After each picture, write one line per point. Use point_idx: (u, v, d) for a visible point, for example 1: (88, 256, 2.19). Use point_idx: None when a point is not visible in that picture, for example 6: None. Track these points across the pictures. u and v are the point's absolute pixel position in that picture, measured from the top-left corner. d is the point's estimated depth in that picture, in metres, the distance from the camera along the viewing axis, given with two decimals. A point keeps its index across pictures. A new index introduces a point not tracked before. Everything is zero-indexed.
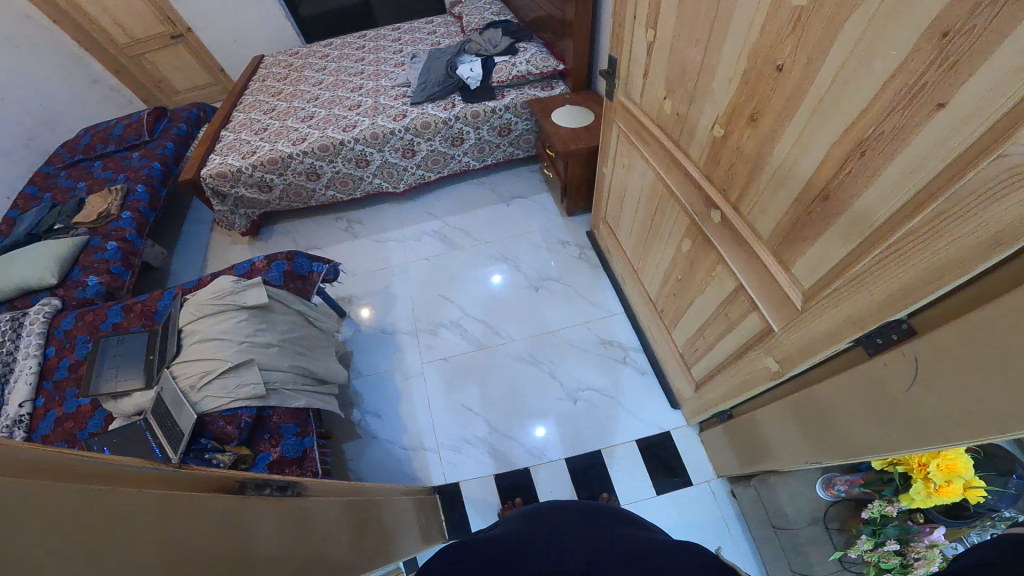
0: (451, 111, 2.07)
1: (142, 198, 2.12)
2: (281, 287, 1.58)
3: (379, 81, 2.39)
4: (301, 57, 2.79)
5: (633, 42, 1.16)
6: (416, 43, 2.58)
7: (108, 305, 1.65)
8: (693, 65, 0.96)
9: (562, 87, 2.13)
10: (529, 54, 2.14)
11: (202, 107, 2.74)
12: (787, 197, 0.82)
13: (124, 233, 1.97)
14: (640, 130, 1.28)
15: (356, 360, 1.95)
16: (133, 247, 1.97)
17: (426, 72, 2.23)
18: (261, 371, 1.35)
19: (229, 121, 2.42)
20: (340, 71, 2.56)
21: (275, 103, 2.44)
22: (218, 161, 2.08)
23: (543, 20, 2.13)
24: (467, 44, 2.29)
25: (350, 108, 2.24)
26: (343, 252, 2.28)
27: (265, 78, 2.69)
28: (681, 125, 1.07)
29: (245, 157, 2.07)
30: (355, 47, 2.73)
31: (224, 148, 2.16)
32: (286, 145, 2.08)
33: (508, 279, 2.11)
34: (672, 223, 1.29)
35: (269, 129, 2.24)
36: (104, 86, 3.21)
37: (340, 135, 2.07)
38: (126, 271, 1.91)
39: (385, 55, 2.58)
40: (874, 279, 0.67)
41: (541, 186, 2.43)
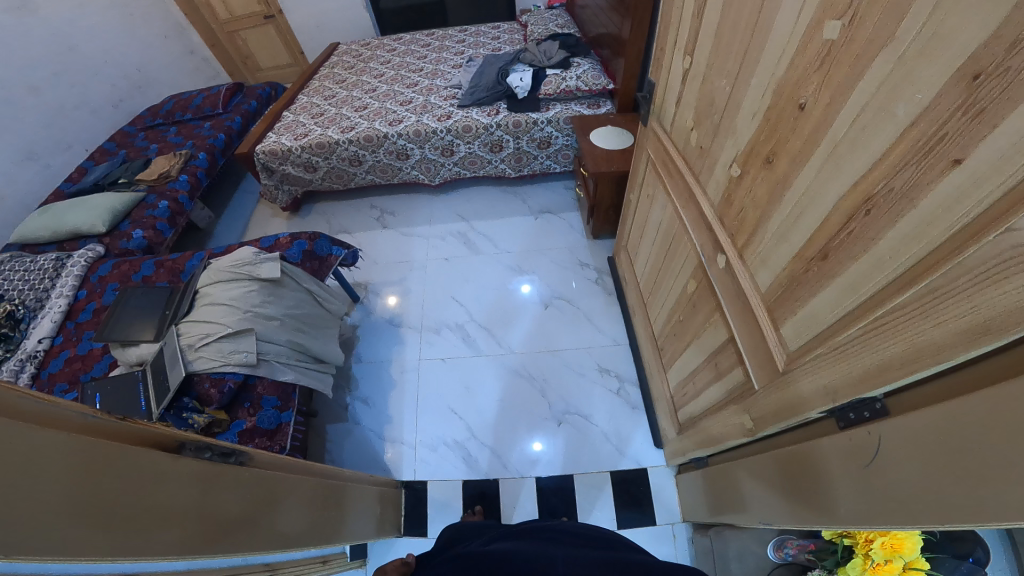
0: (493, 118, 2.08)
1: (201, 164, 2.30)
2: (298, 265, 1.68)
3: (435, 80, 2.45)
4: (370, 48, 2.90)
5: (671, 68, 1.10)
6: (478, 48, 2.62)
7: (143, 260, 1.86)
8: (718, 95, 0.90)
9: (609, 107, 2.09)
10: (582, 69, 2.12)
11: (275, 86, 2.91)
12: (788, 251, 0.77)
13: (177, 195, 2.16)
14: (666, 160, 1.23)
15: (358, 345, 2.03)
16: (180, 208, 2.15)
17: (478, 76, 2.27)
18: (257, 340, 1.46)
19: (293, 103, 2.55)
20: (402, 66, 2.64)
21: (337, 91, 2.55)
22: (272, 139, 2.20)
23: (604, 36, 2.10)
24: (524, 53, 2.30)
25: (401, 103, 2.31)
26: (370, 241, 2.34)
27: (333, 65, 2.83)
28: (702, 160, 1.02)
29: (297, 138, 2.18)
30: (421, 44, 2.80)
31: (280, 128, 2.28)
32: (335, 131, 2.17)
33: (538, 294, 2.07)
34: (682, 263, 1.25)
35: (325, 114, 2.35)
36: (198, 58, 3.47)
37: (386, 128, 2.14)
38: (170, 229, 2.07)
39: (447, 55, 2.63)
40: (854, 345, 0.62)
41: (572, 203, 2.38)
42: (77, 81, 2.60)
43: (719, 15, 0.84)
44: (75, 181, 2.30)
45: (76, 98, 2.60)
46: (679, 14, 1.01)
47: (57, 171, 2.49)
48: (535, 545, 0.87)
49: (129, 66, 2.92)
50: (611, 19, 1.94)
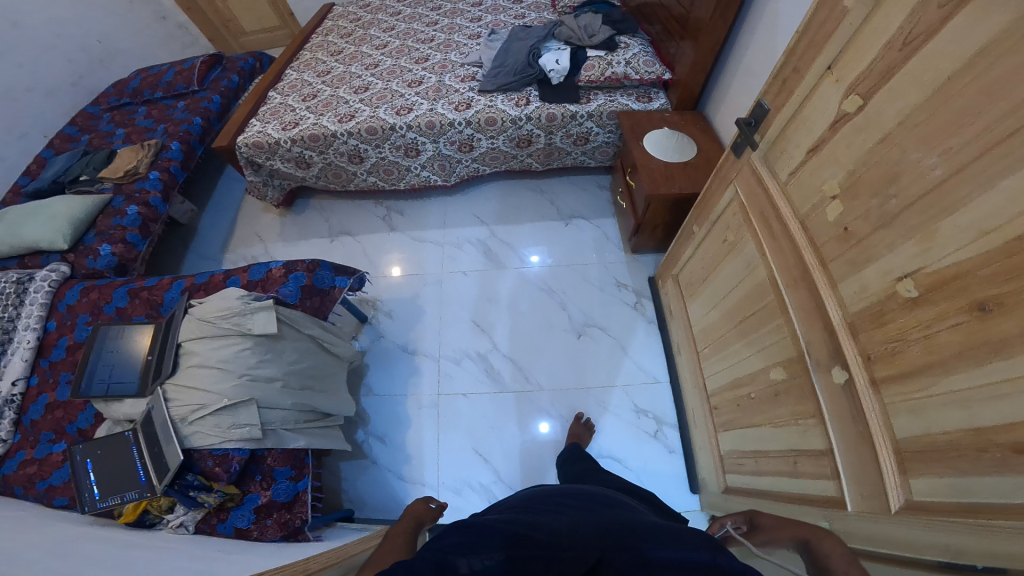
0: (523, 109, 1.74)
1: (174, 157, 1.99)
2: (295, 306, 1.53)
3: (448, 55, 2.07)
4: (371, 11, 2.48)
5: (816, 100, 0.90)
6: (501, 15, 2.23)
7: (121, 284, 1.71)
8: (909, 181, 0.71)
9: (662, 101, 1.78)
10: (632, 54, 1.81)
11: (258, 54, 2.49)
12: (965, 418, 0.65)
13: (148, 196, 1.90)
14: (769, 217, 1.07)
15: (371, 373, 1.81)
16: (155, 215, 1.90)
17: (503, 54, 1.89)
18: (259, 411, 1.37)
19: (280, 80, 2.17)
20: (407, 36, 2.24)
21: (332, 65, 2.17)
22: (255, 129, 1.86)
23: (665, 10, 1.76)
24: (561, 28, 1.93)
25: (409, 85, 1.94)
26: (374, 247, 2.01)
27: (326, 31, 2.42)
28: (842, 246, 0.86)
29: (286, 129, 1.84)
30: (432, 8, 2.39)
31: (266, 114, 1.93)
32: (331, 121, 1.82)
33: (550, 288, 1.86)
34: (769, 338, 1.10)
35: (318, 96, 1.99)
36: (172, 24, 2.89)
37: (392, 117, 1.79)
38: (143, 241, 1.86)
39: (461, 23, 2.24)
40: (1012, 535, 0.57)
41: (609, 206, 2.02)
42: (27, 59, 2.20)
43: (957, 78, 0.63)
44: (32, 175, 2.00)
45: (27, 79, 2.21)
46: (853, 31, 0.79)
47: (10, 166, 2.17)
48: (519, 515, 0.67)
49: (88, 37, 2.46)
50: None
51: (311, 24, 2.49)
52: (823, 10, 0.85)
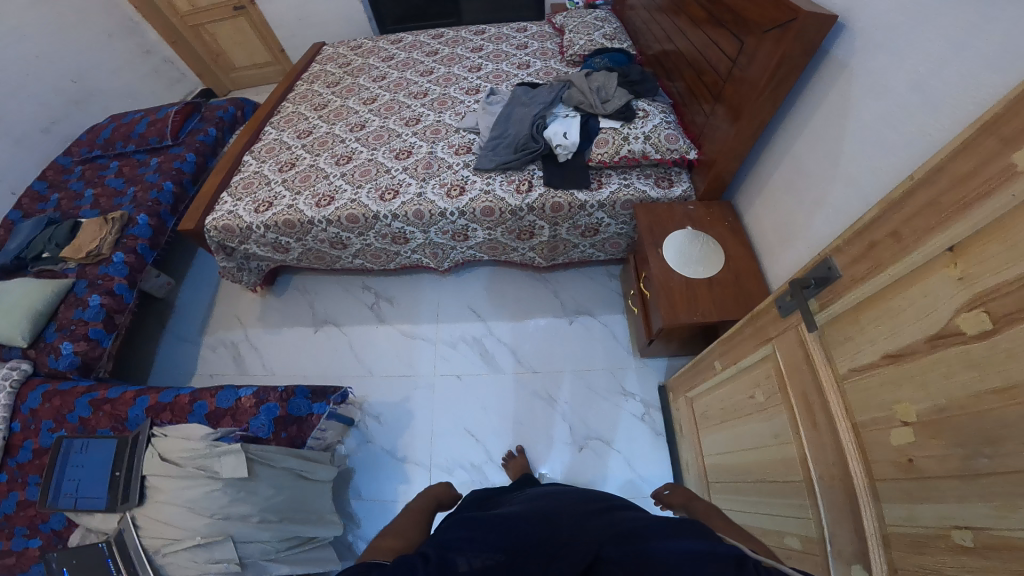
0: (525, 198, 1.51)
1: (140, 234, 1.82)
2: (269, 441, 1.43)
3: (443, 114, 1.85)
4: (361, 53, 2.22)
5: (921, 291, 0.67)
6: (503, 63, 2.02)
7: (86, 388, 1.59)
8: (1020, 453, 0.55)
9: (685, 185, 1.55)
10: (652, 126, 1.56)
11: (240, 102, 2.26)
12: None
13: (112, 283, 1.74)
14: (811, 400, 0.90)
15: (355, 481, 1.63)
16: (120, 304, 1.75)
17: (504, 123, 1.66)
18: (235, 545, 1.24)
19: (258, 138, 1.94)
20: (398, 89, 2.00)
21: (315, 123, 1.92)
22: (223, 210, 1.66)
23: (706, 70, 1.49)
24: (570, 91, 1.69)
25: (395, 156, 1.71)
26: (363, 343, 1.84)
27: (311, 77, 2.17)
28: (901, 474, 0.71)
29: (259, 211, 1.63)
30: (427, 51, 2.15)
31: (239, 187, 1.72)
32: (307, 205, 1.60)
33: (553, 395, 1.67)
34: (787, 507, 1.00)
35: (296, 167, 1.75)
36: (158, 58, 2.71)
37: (374, 203, 1.56)
38: (107, 335, 1.71)
39: (458, 73, 2.02)
40: None
41: (618, 299, 1.81)
42: None
43: None
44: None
45: None
46: (1006, 211, 0.55)
47: None
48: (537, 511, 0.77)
49: (62, 77, 2.29)
50: (729, 56, 1.34)
51: (297, 68, 2.25)
52: (984, 148, 0.57)
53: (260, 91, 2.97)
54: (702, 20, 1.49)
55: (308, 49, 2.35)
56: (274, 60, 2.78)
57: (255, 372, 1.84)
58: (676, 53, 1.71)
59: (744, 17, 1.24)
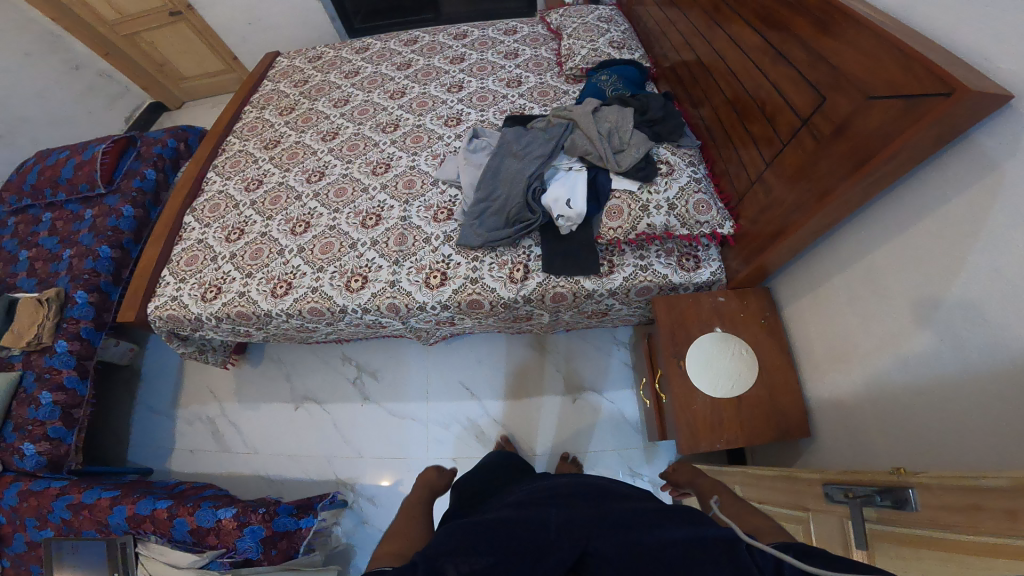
0: (519, 290, 1.27)
1: (82, 315, 1.59)
2: (259, 561, 1.28)
3: (417, 154, 1.54)
4: (320, 67, 1.87)
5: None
6: (490, 79, 1.67)
7: (60, 488, 1.45)
8: None
9: (715, 264, 1.29)
10: (677, 189, 1.27)
11: (181, 131, 1.91)
12: None
13: (61, 377, 1.55)
14: None
15: (356, 559, 1.49)
16: (76, 398, 1.58)
17: (491, 179, 1.34)
18: None
19: (201, 191, 1.64)
20: (361, 117, 1.68)
21: (266, 168, 1.62)
22: (164, 294, 1.41)
23: (758, 118, 1.16)
24: (574, 134, 1.36)
25: (359, 221, 1.42)
26: (348, 423, 1.65)
27: (262, 100, 1.84)
28: None
29: (206, 299, 1.38)
30: (398, 63, 1.80)
31: (182, 262, 1.46)
32: (262, 294, 1.34)
33: None
34: None
35: (244, 235, 1.48)
36: (91, 73, 2.33)
37: (340, 291, 1.31)
38: (69, 431, 1.55)
39: (435, 94, 1.68)
40: None
41: (628, 371, 1.60)
42: None
43: None
44: None
45: None
46: None
47: None
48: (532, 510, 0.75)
49: None
50: (798, 111, 1.01)
51: (248, 86, 1.89)
52: None
53: (216, 101, 2.63)
54: (757, 49, 1.14)
55: (261, 60, 2.00)
56: (228, 69, 2.42)
57: (237, 453, 1.67)
58: (710, 81, 1.36)
59: (836, 64, 0.90)
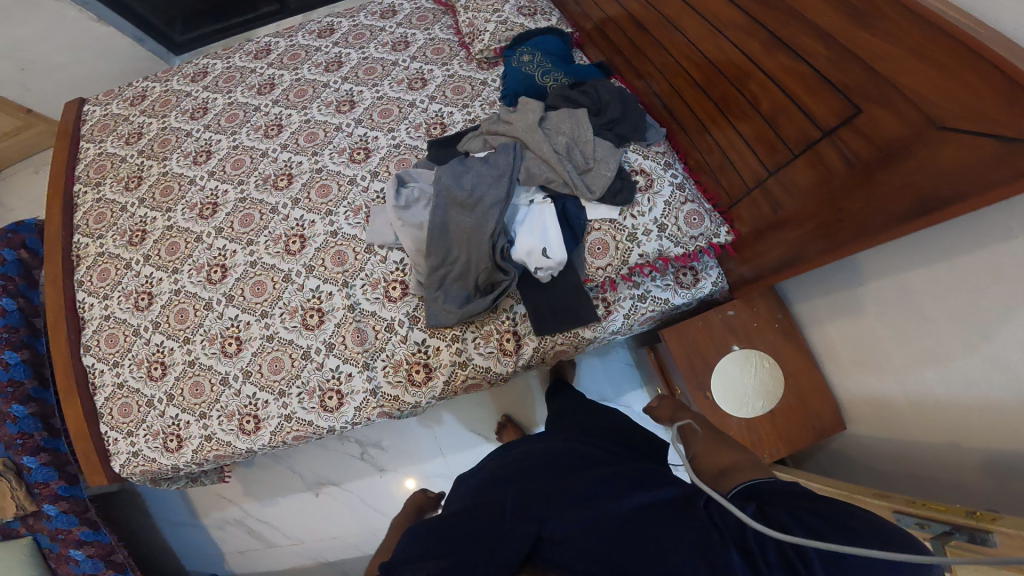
0: (516, 358, 1.13)
1: (47, 478, 1.13)
2: None
3: (333, 212, 1.19)
4: (149, 110, 1.38)
5: None
6: (385, 84, 1.31)
7: None
8: None
9: (714, 275, 1.19)
10: (663, 205, 1.10)
11: (10, 234, 1.20)
12: None
13: (75, 535, 1.18)
14: None
15: None
16: (107, 545, 1.22)
17: (442, 238, 1.08)
18: None
19: (78, 305, 1.16)
20: (238, 174, 1.24)
21: (147, 273, 1.16)
22: (120, 452, 1.06)
23: (748, 116, 0.96)
24: (526, 159, 1.10)
25: (300, 323, 1.12)
26: (375, 495, 1.42)
27: (91, 172, 1.31)
28: None
29: (173, 451, 1.05)
30: (255, 84, 1.36)
31: (113, 415, 1.07)
32: (234, 433, 1.06)
33: None
34: None
35: (168, 365, 1.10)
36: None
37: (318, 413, 1.08)
38: (127, 571, 1.24)
39: (325, 119, 1.28)
40: None
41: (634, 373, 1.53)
42: None
43: None
44: None
45: None
46: None
47: None
48: (481, 498, 0.67)
49: None
50: (814, 118, 0.83)
51: (60, 165, 1.31)
52: None
53: (34, 165, 1.94)
54: (740, 27, 0.90)
55: (63, 118, 1.41)
56: (25, 124, 1.83)
57: (284, 545, 1.44)
58: (662, 57, 1.12)
59: (879, 73, 0.71)
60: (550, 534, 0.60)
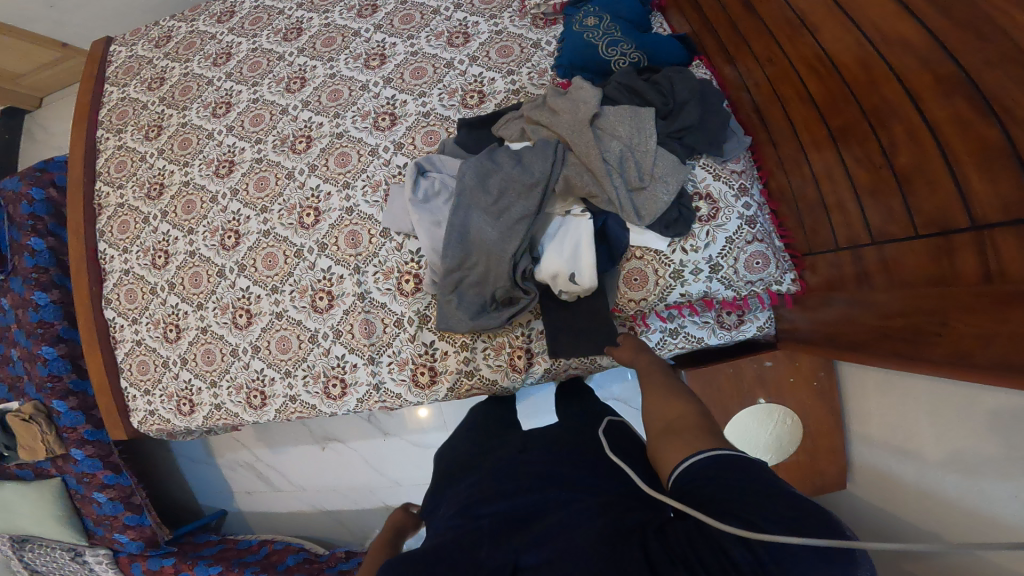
0: (527, 376, 1.06)
1: (74, 422, 1.27)
2: None
3: (350, 186, 1.09)
4: (172, 53, 1.29)
5: None
6: (421, 36, 1.17)
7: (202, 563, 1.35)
8: None
9: (760, 320, 1.03)
10: (724, 242, 0.93)
11: (40, 171, 1.26)
12: None
13: (99, 478, 1.33)
14: None
15: None
16: (127, 489, 1.36)
17: (460, 241, 0.95)
18: None
19: (100, 256, 1.18)
20: (256, 131, 1.16)
21: (164, 230, 1.15)
22: (138, 408, 1.16)
23: (867, 162, 0.73)
24: (567, 164, 0.93)
25: (309, 303, 1.08)
26: (376, 460, 1.46)
27: (112, 118, 1.26)
28: None
29: (182, 415, 1.14)
30: (281, 28, 1.25)
31: (132, 371, 1.15)
32: (239, 404, 1.11)
33: None
34: None
35: (182, 329, 1.13)
36: None
37: (321, 398, 1.09)
38: (144, 513, 1.39)
39: (353, 76, 1.16)
40: None
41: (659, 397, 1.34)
42: None
43: None
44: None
45: None
46: None
47: None
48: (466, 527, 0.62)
49: None
50: (968, 192, 0.59)
51: (83, 109, 1.27)
52: None
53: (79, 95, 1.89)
54: (897, 40, 0.64)
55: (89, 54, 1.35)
56: (64, 56, 1.75)
57: (286, 491, 1.55)
58: (777, 47, 0.87)
59: None
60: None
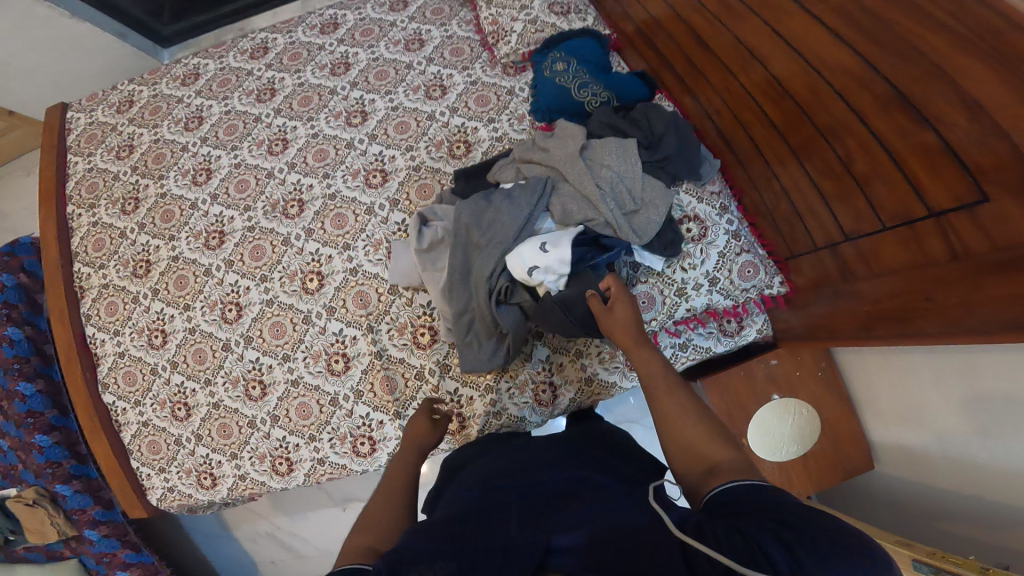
0: (553, 409, 1.06)
1: (82, 505, 1.18)
2: None
3: (351, 247, 1.09)
4: (138, 117, 1.28)
5: None
6: (399, 91, 1.21)
7: None
8: None
9: (758, 324, 1.08)
10: (717, 257, 0.99)
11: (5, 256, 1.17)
12: None
13: (120, 557, 1.28)
14: None
15: None
16: (149, 567, 1.32)
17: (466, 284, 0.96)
18: None
19: (90, 339, 1.12)
20: (244, 199, 1.15)
21: (158, 310, 1.11)
22: (156, 486, 1.09)
23: (829, 171, 0.81)
24: (562, 198, 0.98)
25: (326, 368, 1.05)
26: None
27: (82, 192, 1.22)
28: None
29: (204, 488, 1.08)
30: (252, 91, 1.26)
31: (142, 452, 1.08)
32: (265, 472, 1.06)
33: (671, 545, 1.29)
34: None
35: (189, 402, 1.08)
36: None
37: (350, 457, 1.05)
38: None
39: (336, 134, 1.18)
40: None
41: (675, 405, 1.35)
42: None
43: None
44: None
45: None
46: None
47: None
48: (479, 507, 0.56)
49: None
50: (921, 188, 0.67)
51: (49, 189, 1.22)
52: None
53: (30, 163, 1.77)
54: (840, 67, 0.73)
55: (44, 123, 1.30)
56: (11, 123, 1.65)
57: (310, 557, 1.48)
58: (730, 79, 0.96)
59: None
60: (563, 543, 0.49)
